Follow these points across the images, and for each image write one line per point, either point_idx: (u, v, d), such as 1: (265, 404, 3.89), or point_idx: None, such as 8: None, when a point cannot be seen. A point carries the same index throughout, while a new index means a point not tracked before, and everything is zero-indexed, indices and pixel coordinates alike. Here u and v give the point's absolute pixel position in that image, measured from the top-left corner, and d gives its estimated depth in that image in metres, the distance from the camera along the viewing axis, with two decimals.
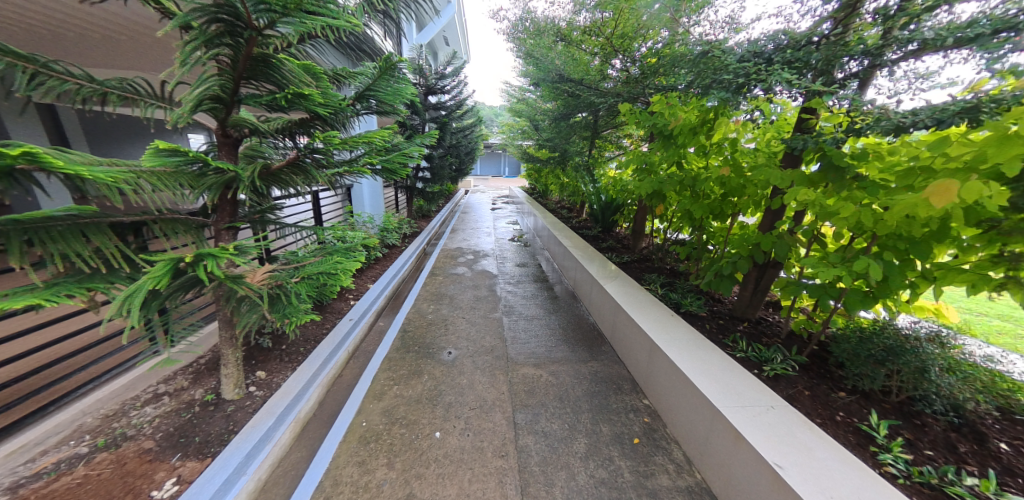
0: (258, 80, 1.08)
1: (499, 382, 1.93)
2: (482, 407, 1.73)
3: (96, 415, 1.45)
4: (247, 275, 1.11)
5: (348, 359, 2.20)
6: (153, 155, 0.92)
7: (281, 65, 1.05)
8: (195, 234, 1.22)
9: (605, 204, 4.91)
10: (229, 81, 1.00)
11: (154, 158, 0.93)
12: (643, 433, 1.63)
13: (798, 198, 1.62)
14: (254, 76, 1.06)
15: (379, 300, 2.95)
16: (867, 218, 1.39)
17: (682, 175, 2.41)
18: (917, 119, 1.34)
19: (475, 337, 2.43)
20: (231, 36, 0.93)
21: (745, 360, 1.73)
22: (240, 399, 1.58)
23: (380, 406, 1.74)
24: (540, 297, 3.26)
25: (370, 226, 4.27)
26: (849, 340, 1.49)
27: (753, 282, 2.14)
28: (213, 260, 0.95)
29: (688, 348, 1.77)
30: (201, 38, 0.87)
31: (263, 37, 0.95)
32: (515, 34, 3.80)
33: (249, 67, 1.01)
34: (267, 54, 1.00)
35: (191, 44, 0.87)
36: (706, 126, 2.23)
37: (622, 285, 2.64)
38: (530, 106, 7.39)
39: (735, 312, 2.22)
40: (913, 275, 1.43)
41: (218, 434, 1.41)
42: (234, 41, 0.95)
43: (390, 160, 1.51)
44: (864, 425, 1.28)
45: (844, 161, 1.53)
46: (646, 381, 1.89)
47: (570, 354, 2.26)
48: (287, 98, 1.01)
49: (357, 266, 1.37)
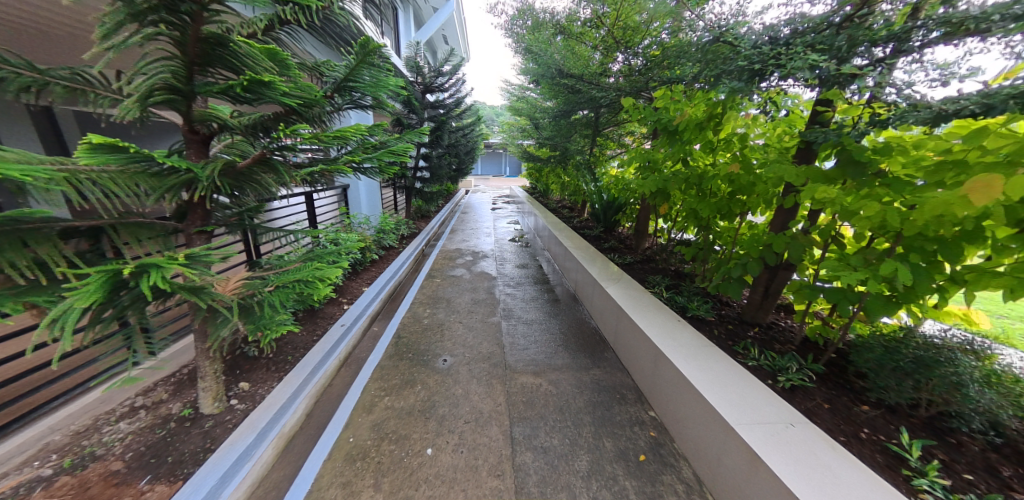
0: (218, 69, 0.99)
1: (496, 392, 1.83)
2: (478, 420, 1.63)
3: (66, 432, 1.37)
4: (217, 285, 1.07)
5: (339, 367, 2.11)
6: (90, 151, 0.83)
7: (240, 49, 0.95)
8: (164, 242, 1.09)
9: (607, 203, 4.77)
10: (181, 67, 0.92)
11: (92, 155, 0.84)
12: (649, 448, 1.53)
13: (815, 196, 1.51)
14: (210, 64, 0.97)
15: (373, 304, 2.85)
16: (893, 218, 1.28)
17: (688, 173, 2.32)
18: (962, 105, 1.16)
19: (472, 343, 2.33)
20: (173, 13, 0.84)
21: (758, 369, 1.63)
22: (220, 414, 1.48)
23: (369, 420, 1.64)
24: (540, 300, 3.16)
25: (366, 228, 4.17)
26: (873, 350, 1.38)
27: (763, 285, 2.02)
28: (158, 270, 0.85)
29: (696, 356, 1.67)
30: (127, 12, 0.79)
31: (209, 12, 0.86)
32: (514, 29, 3.70)
33: (202, 52, 0.92)
34: (221, 34, 0.91)
35: (112, 17, 0.79)
36: (714, 120, 2.12)
37: (625, 288, 2.54)
38: (530, 104, 7.30)
39: (745, 316, 2.11)
40: (941, 278, 1.32)
41: (193, 453, 1.31)
42: (178, 20, 0.85)
43: (377, 158, 1.43)
44: (894, 444, 1.17)
45: (866, 155, 1.42)
46: (652, 391, 1.79)
47: (571, 360, 2.16)
48: (246, 87, 0.91)
49: (338, 272, 1.26)
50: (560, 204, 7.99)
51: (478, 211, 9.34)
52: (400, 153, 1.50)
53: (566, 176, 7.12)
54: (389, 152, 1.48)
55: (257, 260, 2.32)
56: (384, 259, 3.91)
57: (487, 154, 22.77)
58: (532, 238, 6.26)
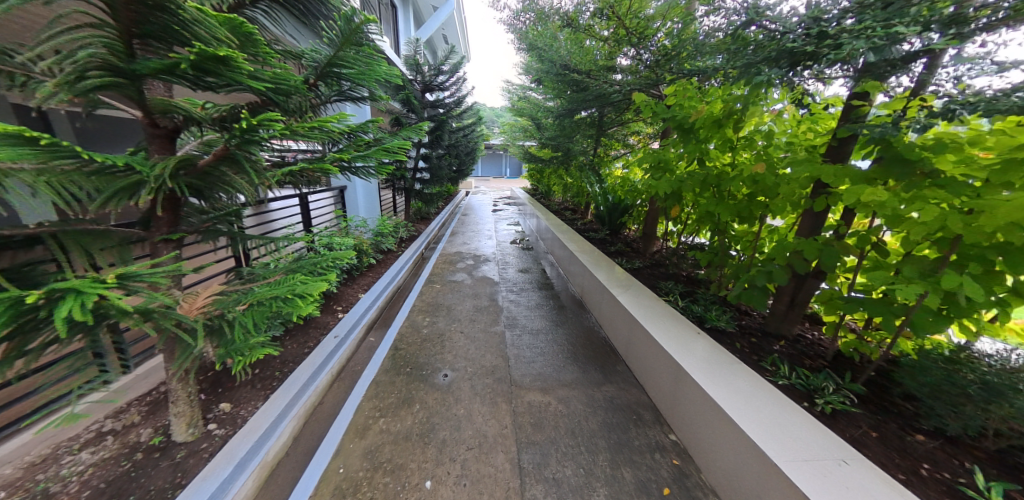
0: (165, 46, 0.86)
1: (501, 412, 1.68)
2: (481, 446, 1.48)
3: (18, 464, 1.22)
4: (179, 305, 0.94)
5: (331, 383, 1.96)
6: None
7: (191, 21, 0.80)
8: (122, 252, 0.97)
9: (612, 205, 4.64)
10: (117, 39, 0.78)
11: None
12: (672, 479, 1.37)
13: (856, 198, 1.36)
14: (156, 36, 0.82)
15: (369, 312, 2.70)
16: (953, 223, 1.12)
17: (705, 173, 2.18)
18: None
19: (474, 356, 2.18)
20: None
21: (790, 389, 1.48)
22: (195, 441, 1.33)
23: (361, 446, 1.49)
24: (545, 307, 3.00)
25: (364, 231, 4.02)
26: (927, 373, 1.23)
27: (789, 294, 1.87)
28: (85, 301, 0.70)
29: (721, 374, 1.52)
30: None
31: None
32: (517, 24, 3.57)
33: (139, 20, 0.77)
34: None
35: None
36: (734, 117, 1.98)
37: (636, 296, 2.38)
38: (533, 104, 7.18)
39: (768, 327, 1.96)
40: (1004, 291, 1.17)
41: (161, 490, 1.16)
42: None
43: (368, 156, 1.29)
44: (962, 486, 1.02)
45: (915, 153, 1.28)
46: (671, 411, 1.63)
47: (581, 375, 2.01)
48: (193, 66, 0.77)
49: (321, 287, 1.05)
50: (563, 206, 7.83)
51: (479, 212, 9.20)
52: (395, 150, 1.37)
53: (569, 177, 6.98)
54: (383, 150, 1.35)
55: (245, 267, 2.16)
56: (381, 264, 3.75)
57: (488, 155, 22.67)
58: (534, 241, 6.11)
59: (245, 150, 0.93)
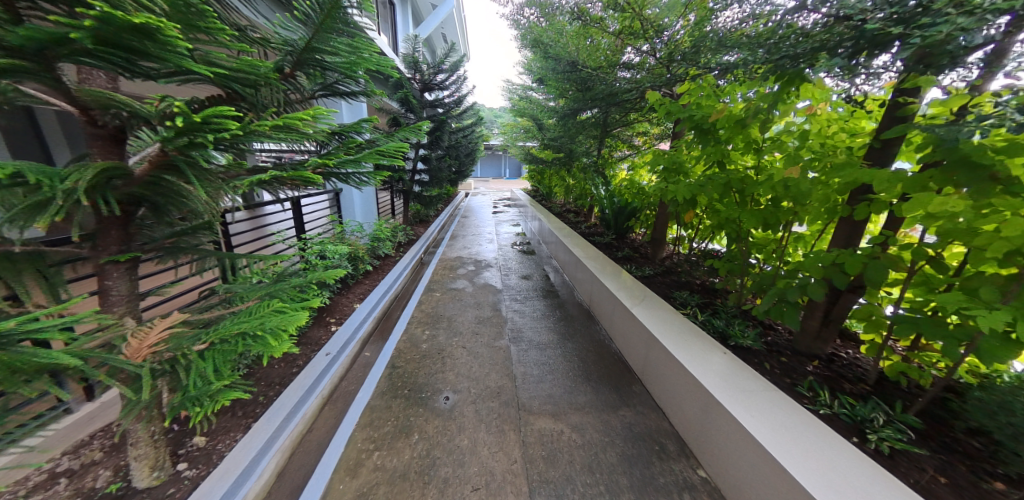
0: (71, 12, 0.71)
1: (509, 443, 1.52)
2: (488, 486, 1.32)
3: None
4: (124, 350, 0.77)
5: (322, 407, 1.79)
6: None
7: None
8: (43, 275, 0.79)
9: (618, 209, 4.49)
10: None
11: None
12: None
13: (916, 207, 1.20)
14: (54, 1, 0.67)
15: (365, 325, 2.53)
16: None
17: (727, 177, 2.02)
18: None
19: (478, 375, 2.02)
20: None
21: (834, 420, 1.32)
22: (162, 486, 1.16)
23: (353, 487, 1.33)
24: (551, 317, 2.84)
25: (360, 236, 3.86)
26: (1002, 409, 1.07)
27: (821, 309, 1.71)
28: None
29: (758, 405, 1.35)
30: None
31: None
32: (520, 20, 3.41)
33: None
34: None
35: None
36: (761, 117, 1.82)
37: (651, 308, 2.22)
38: (534, 104, 7.03)
39: (798, 345, 1.80)
40: None
41: None
42: None
43: (361, 160, 1.13)
44: None
45: (987, 157, 1.09)
46: (700, 443, 1.47)
47: (595, 397, 1.85)
48: (110, 41, 0.65)
49: (303, 319, 0.90)
50: (565, 208, 7.68)
51: (479, 215, 9.02)
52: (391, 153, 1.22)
53: (572, 179, 6.83)
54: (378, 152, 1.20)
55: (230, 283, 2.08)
56: (378, 271, 3.58)
57: (487, 156, 22.51)
58: (537, 244, 5.95)
59: (192, 153, 0.78)
